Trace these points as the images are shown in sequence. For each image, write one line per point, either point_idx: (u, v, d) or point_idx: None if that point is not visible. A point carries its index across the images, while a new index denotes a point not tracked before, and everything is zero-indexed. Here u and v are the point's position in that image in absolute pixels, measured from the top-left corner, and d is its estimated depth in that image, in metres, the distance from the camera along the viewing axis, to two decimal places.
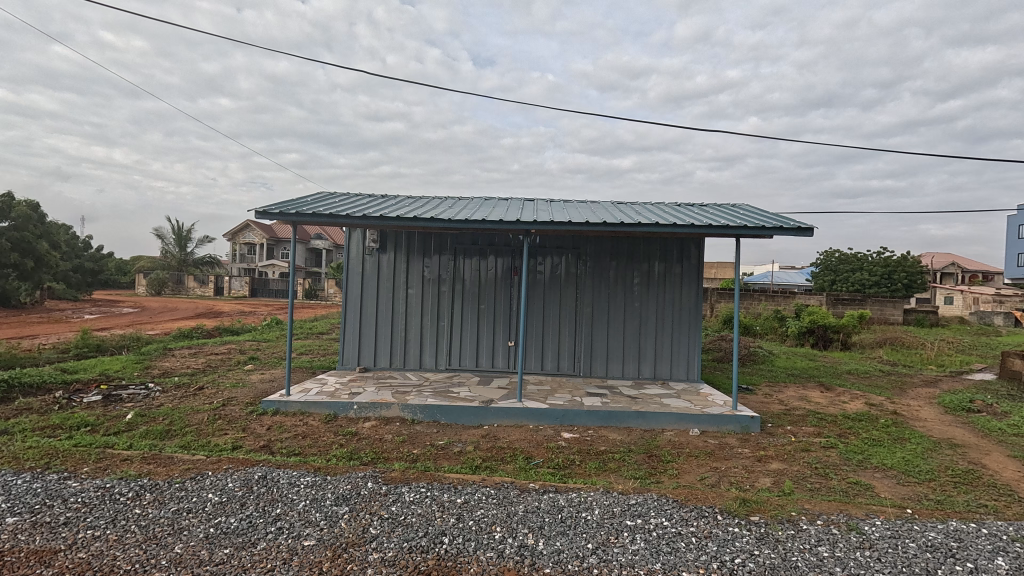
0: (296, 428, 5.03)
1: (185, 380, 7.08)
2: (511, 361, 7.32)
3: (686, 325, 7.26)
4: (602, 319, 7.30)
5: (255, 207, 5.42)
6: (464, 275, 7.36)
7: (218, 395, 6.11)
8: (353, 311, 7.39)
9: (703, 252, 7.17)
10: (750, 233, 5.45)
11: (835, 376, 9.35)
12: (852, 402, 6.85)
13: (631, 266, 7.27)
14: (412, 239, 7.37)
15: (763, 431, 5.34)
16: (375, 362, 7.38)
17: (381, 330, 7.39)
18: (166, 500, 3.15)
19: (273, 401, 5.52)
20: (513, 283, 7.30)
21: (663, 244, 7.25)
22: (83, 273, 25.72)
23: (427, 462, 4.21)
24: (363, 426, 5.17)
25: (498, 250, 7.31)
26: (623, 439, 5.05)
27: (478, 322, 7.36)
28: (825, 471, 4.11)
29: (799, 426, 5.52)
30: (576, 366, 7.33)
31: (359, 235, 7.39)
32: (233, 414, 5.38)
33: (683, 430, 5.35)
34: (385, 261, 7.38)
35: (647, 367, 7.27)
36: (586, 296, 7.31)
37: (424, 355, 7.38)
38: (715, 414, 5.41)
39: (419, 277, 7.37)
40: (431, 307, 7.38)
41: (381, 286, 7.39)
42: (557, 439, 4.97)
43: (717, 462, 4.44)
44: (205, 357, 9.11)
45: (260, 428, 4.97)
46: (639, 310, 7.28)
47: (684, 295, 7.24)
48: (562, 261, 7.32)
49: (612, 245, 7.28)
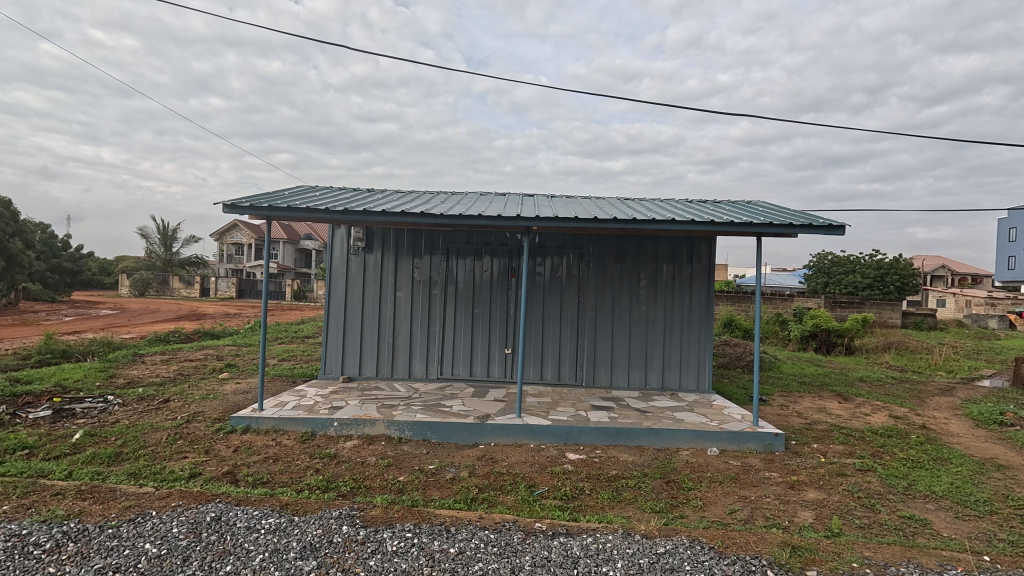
0: (267, 450, 4.45)
1: (151, 391, 6.46)
2: (509, 369, 6.77)
3: (697, 331, 6.75)
4: (606, 324, 6.78)
5: (224, 201, 4.86)
6: (458, 277, 6.81)
7: (183, 410, 5.50)
8: (336, 316, 6.81)
9: (715, 252, 6.68)
10: (776, 231, 4.91)
11: (847, 383, 8.89)
12: (875, 415, 6.36)
13: (637, 267, 6.76)
14: (401, 238, 6.81)
15: (788, 450, 4.83)
16: (361, 371, 6.79)
17: (366, 337, 6.81)
18: (90, 554, 2.56)
19: (243, 417, 4.93)
20: (510, 285, 6.76)
21: (672, 243, 6.75)
22: (62, 274, 24.90)
23: (415, 493, 3.64)
24: (344, 448, 4.59)
25: (494, 249, 6.77)
26: (635, 461, 4.51)
27: (472, 328, 6.80)
28: (870, 502, 3.60)
29: (826, 445, 5.02)
30: (578, 375, 6.80)
31: (344, 233, 6.83)
32: (196, 433, 4.78)
33: (700, 450, 4.83)
34: (372, 261, 6.81)
35: (654, 376, 6.76)
36: (589, 300, 6.78)
37: (414, 364, 6.81)
38: (735, 431, 4.89)
39: (409, 279, 6.81)
40: (422, 311, 6.82)
41: (366, 289, 6.81)
42: (562, 462, 4.42)
43: (745, 490, 3.91)
44: (177, 364, 8.45)
45: (225, 451, 4.38)
46: (646, 314, 6.76)
47: (694, 299, 6.74)
48: (563, 261, 6.80)
49: (617, 244, 6.77)
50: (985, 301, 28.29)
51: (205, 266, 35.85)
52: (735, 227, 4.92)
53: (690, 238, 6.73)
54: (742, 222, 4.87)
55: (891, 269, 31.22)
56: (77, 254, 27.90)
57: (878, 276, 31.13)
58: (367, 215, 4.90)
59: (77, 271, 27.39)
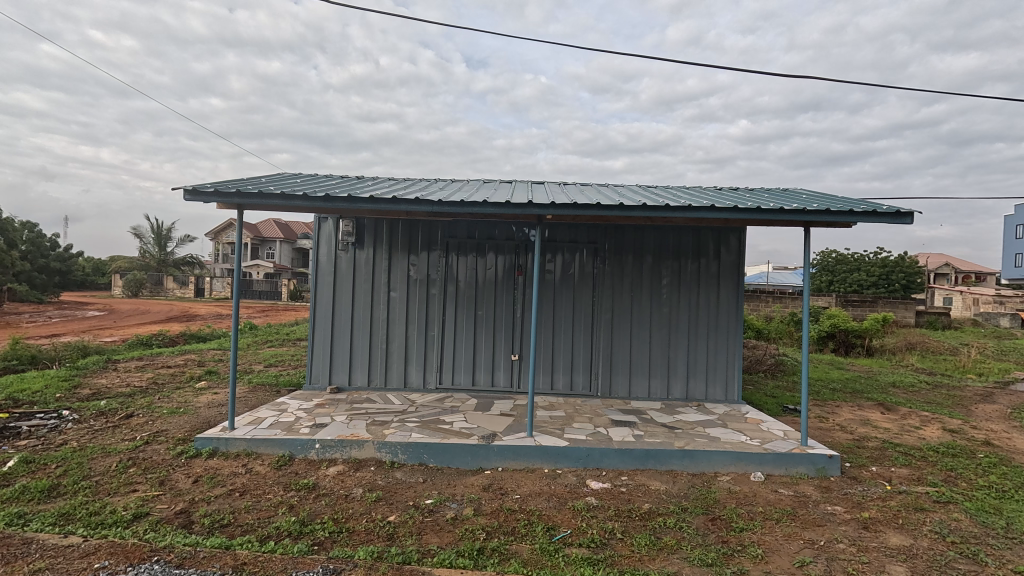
0: (233, 480, 3.75)
1: (115, 404, 5.74)
2: (515, 378, 6.09)
3: (725, 335, 6.06)
4: (624, 328, 6.09)
5: (185, 186, 4.14)
6: (458, 276, 6.11)
7: (145, 429, 4.80)
8: (324, 320, 6.12)
9: (745, 246, 5.99)
10: (831, 220, 4.19)
11: (880, 389, 8.20)
12: (927, 428, 5.67)
13: (658, 263, 6.07)
14: (396, 232, 6.13)
15: (845, 476, 4.15)
16: (351, 381, 6.11)
17: (357, 343, 6.12)
18: None
19: (209, 438, 4.23)
20: (517, 285, 6.07)
21: (697, 236, 6.05)
22: (50, 274, 24.22)
23: (408, 542, 2.94)
24: (325, 477, 3.89)
25: (499, 245, 6.08)
26: (669, 492, 3.82)
27: (474, 332, 6.12)
28: (971, 552, 2.91)
29: (887, 468, 4.33)
30: (593, 385, 6.11)
31: (332, 227, 6.13)
32: (154, 458, 4.08)
33: (742, 475, 4.14)
34: (362, 258, 6.12)
35: (677, 385, 6.07)
36: (605, 301, 6.09)
37: (410, 372, 6.12)
38: (782, 452, 4.21)
39: (404, 278, 6.12)
40: (418, 313, 6.13)
41: (357, 289, 6.13)
42: (583, 494, 3.73)
43: (811, 531, 3.21)
44: (153, 372, 7.74)
45: (183, 482, 3.69)
46: (668, 316, 6.08)
47: (722, 299, 6.06)
48: (576, 257, 6.10)
49: (635, 238, 6.07)
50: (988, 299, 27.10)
51: (200, 266, 35.17)
52: (783, 214, 4.20)
53: (716, 230, 6.04)
54: (791, 209, 4.15)
55: (897, 266, 30.51)
56: (66, 254, 27.16)
57: (885, 275, 30.42)
58: (352, 203, 4.18)
59: (66, 272, 26.61)
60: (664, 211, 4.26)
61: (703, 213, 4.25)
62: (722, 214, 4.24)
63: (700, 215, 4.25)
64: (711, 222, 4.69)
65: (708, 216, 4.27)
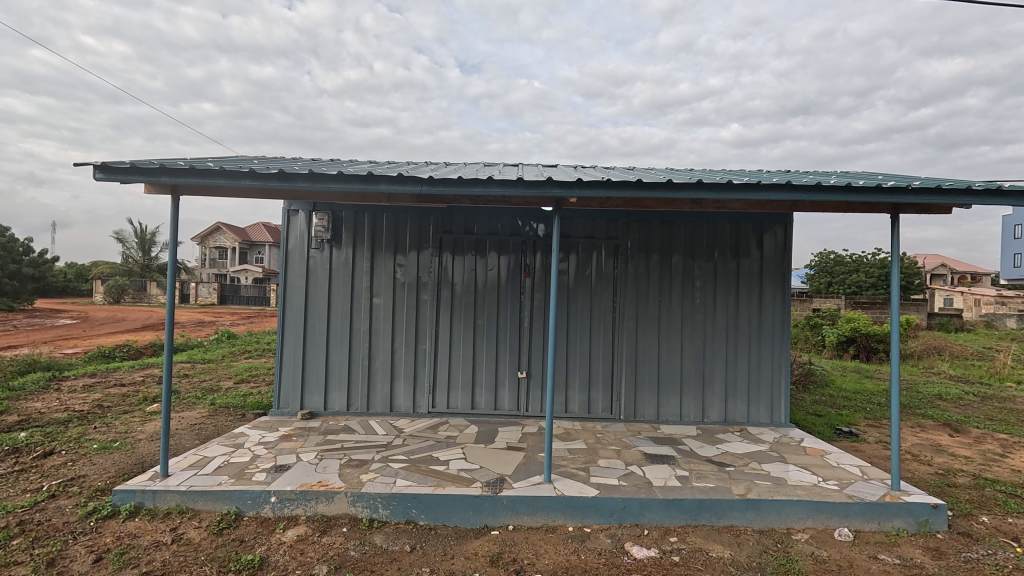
0: (151, 558, 2.76)
1: (38, 437, 4.71)
2: (523, 399, 5.14)
3: (769, 346, 5.14)
4: (651, 338, 5.16)
5: (97, 163, 3.16)
6: (454, 279, 5.17)
7: (58, 474, 3.78)
8: (294, 333, 5.14)
9: (791, 240, 5.09)
10: (933, 202, 3.26)
11: (928, 403, 7.31)
12: (1015, 456, 4.74)
13: (690, 262, 5.16)
14: (380, 228, 5.17)
15: (956, 533, 3.21)
16: (327, 405, 5.12)
17: (334, 360, 5.14)
18: None
19: (131, 492, 3.25)
20: (524, 289, 5.13)
21: (735, 229, 5.14)
22: (25, 280, 23.05)
23: None
24: (278, 547, 2.91)
25: (502, 242, 5.14)
26: (737, 562, 2.87)
27: (474, 346, 5.16)
28: None
29: (1006, 520, 3.39)
30: (614, 407, 5.17)
31: (304, 221, 5.16)
32: (52, 522, 3.07)
33: (823, 533, 3.20)
34: (340, 259, 5.16)
35: (712, 406, 5.14)
36: (628, 307, 5.15)
37: (397, 393, 5.15)
38: (873, 502, 3.27)
39: (389, 281, 5.16)
40: (407, 323, 5.16)
41: (334, 297, 5.16)
42: (625, 570, 2.76)
43: None
44: (102, 392, 6.69)
45: (79, 563, 2.69)
46: (703, 325, 5.16)
47: (766, 304, 5.14)
48: (592, 256, 5.17)
49: (663, 233, 5.15)
50: (992, 299, 26.37)
51: (186, 270, 33.93)
52: (876, 192, 3.27)
53: (757, 223, 5.14)
54: (888, 186, 3.22)
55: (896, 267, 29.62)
56: (42, 260, 25.89)
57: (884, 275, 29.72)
58: (314, 181, 3.21)
59: (42, 278, 25.30)
60: (723, 190, 3.32)
61: (774, 192, 3.31)
62: (798, 192, 3.31)
63: (771, 195, 3.31)
64: (774, 209, 3.76)
65: (779, 197, 3.33)
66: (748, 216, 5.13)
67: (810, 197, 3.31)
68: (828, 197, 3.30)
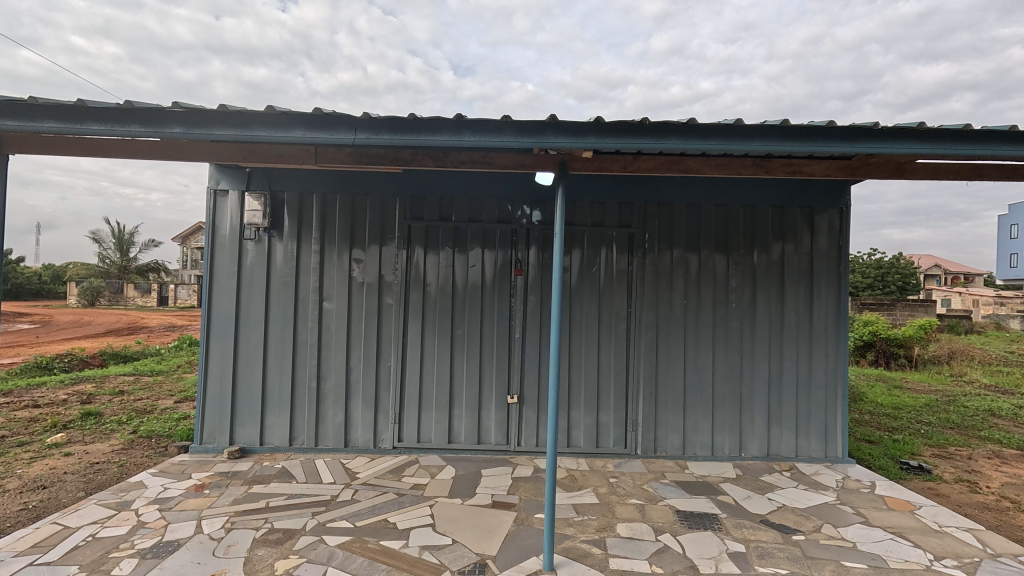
0: None
1: None
2: (513, 430, 4.05)
3: (821, 361, 4.10)
4: (674, 352, 4.10)
5: None
6: (427, 277, 4.09)
7: None
8: (221, 349, 4.02)
9: (849, 228, 4.06)
10: None
11: (984, 422, 6.31)
12: None
13: (723, 257, 4.11)
14: (333, 213, 4.08)
15: None
16: (264, 439, 4.02)
17: (273, 381, 4.04)
18: None
19: None
20: (514, 291, 4.06)
21: (778, 214, 4.11)
22: None
23: None
24: None
25: (487, 230, 4.07)
26: None
27: (452, 362, 4.08)
28: None
29: None
30: (628, 439, 4.10)
31: (235, 205, 4.04)
32: None
33: None
34: (281, 253, 4.06)
35: (751, 437, 4.09)
36: (646, 313, 4.10)
37: (355, 423, 4.05)
38: None
39: (344, 281, 4.07)
40: (366, 334, 4.07)
41: (274, 301, 4.06)
42: None
43: None
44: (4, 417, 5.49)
45: None
46: (739, 333, 4.11)
47: (818, 308, 4.10)
48: (601, 249, 4.11)
49: (690, 220, 4.11)
50: (995, 301, 25.61)
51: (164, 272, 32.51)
52: None
53: (806, 206, 4.10)
54: None
55: (893, 267, 28.71)
56: None
57: (879, 275, 28.83)
58: (194, 127, 2.13)
59: None
60: (813, 139, 2.27)
61: (891, 142, 2.27)
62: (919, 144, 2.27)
63: (886, 147, 2.26)
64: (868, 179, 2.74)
65: (896, 150, 2.29)
66: (795, 197, 4.09)
67: (944, 149, 2.26)
68: (970, 149, 2.26)
